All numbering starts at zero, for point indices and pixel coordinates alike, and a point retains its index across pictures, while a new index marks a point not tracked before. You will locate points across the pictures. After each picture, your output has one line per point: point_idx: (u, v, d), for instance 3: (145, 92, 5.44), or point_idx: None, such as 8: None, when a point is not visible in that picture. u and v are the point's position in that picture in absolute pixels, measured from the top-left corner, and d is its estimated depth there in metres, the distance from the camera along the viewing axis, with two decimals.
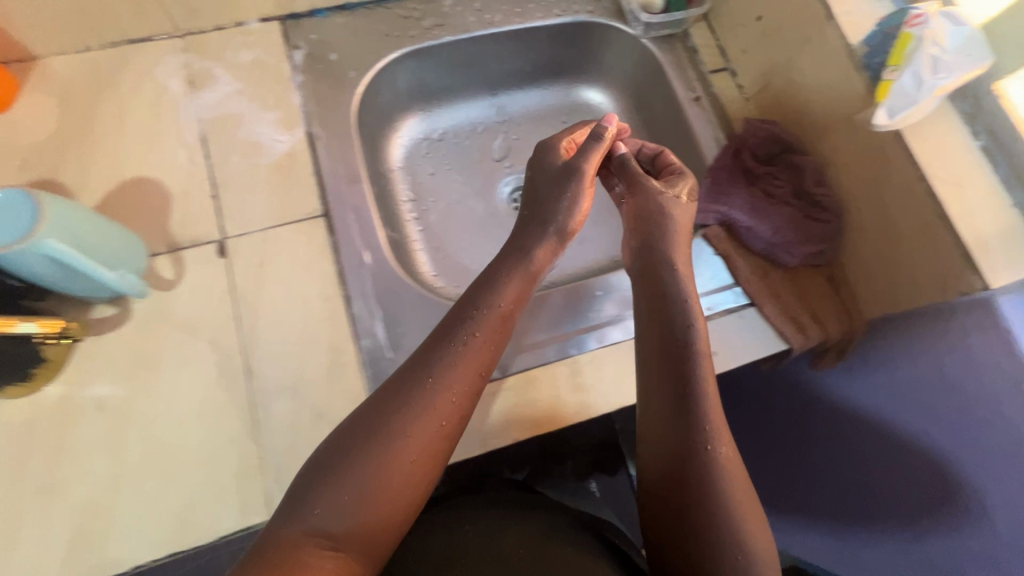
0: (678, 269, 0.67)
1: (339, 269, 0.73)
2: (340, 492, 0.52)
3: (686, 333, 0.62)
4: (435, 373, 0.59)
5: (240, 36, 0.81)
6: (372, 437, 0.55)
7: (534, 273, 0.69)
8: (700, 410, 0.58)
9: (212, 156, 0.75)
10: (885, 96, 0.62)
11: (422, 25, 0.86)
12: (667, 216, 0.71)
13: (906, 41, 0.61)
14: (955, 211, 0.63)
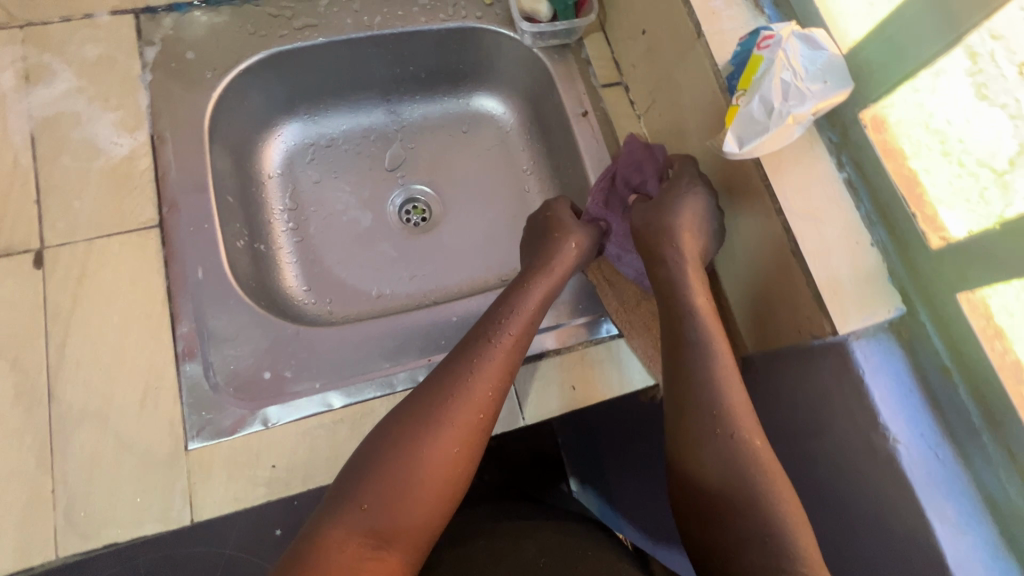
0: (684, 269, 0.67)
1: (169, 285, 0.67)
2: (379, 484, 0.54)
3: (699, 332, 0.64)
4: (472, 362, 0.61)
5: (88, 29, 0.75)
6: (413, 428, 0.57)
7: (557, 276, 0.72)
8: (720, 404, 0.59)
9: (40, 158, 0.70)
10: (733, 123, 0.58)
11: (293, 24, 0.81)
12: (683, 207, 0.68)
13: (756, 65, 0.57)
14: (809, 248, 0.59)
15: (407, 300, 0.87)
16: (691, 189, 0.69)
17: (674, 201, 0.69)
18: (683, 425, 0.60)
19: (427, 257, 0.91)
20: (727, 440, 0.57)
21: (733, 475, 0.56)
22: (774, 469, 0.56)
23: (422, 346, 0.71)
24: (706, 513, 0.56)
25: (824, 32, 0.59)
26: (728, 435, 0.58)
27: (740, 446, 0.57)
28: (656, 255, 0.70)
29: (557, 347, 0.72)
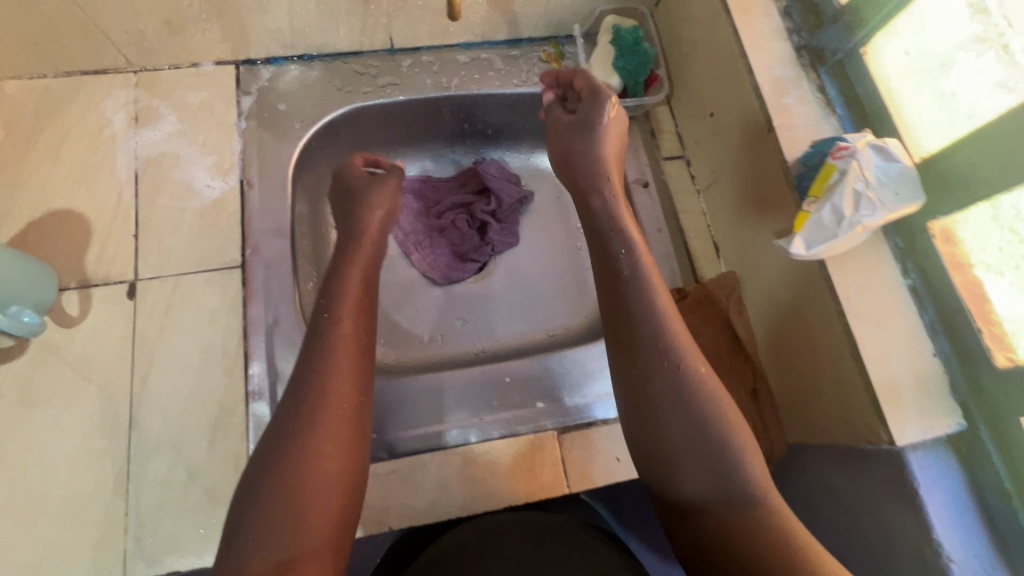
0: (615, 198, 0.71)
1: (244, 325, 0.72)
2: (267, 507, 0.49)
3: (633, 268, 0.64)
4: (319, 362, 0.57)
5: (193, 77, 0.82)
6: (289, 440, 0.52)
7: (366, 256, 0.70)
8: (667, 353, 0.59)
9: (141, 195, 0.75)
10: (802, 228, 0.59)
11: (377, 82, 0.86)
12: (599, 127, 0.73)
13: (829, 174, 0.58)
14: (870, 353, 0.60)
15: (458, 349, 0.90)
16: (603, 104, 0.73)
17: (598, 119, 0.73)
18: (638, 389, 0.59)
19: (478, 306, 0.94)
20: (677, 372, 0.58)
21: (699, 437, 0.55)
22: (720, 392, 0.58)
23: (473, 406, 0.73)
24: (694, 484, 0.55)
25: (896, 142, 0.61)
26: (679, 392, 0.57)
27: (690, 389, 0.57)
28: (581, 186, 0.73)
29: (602, 418, 0.73)
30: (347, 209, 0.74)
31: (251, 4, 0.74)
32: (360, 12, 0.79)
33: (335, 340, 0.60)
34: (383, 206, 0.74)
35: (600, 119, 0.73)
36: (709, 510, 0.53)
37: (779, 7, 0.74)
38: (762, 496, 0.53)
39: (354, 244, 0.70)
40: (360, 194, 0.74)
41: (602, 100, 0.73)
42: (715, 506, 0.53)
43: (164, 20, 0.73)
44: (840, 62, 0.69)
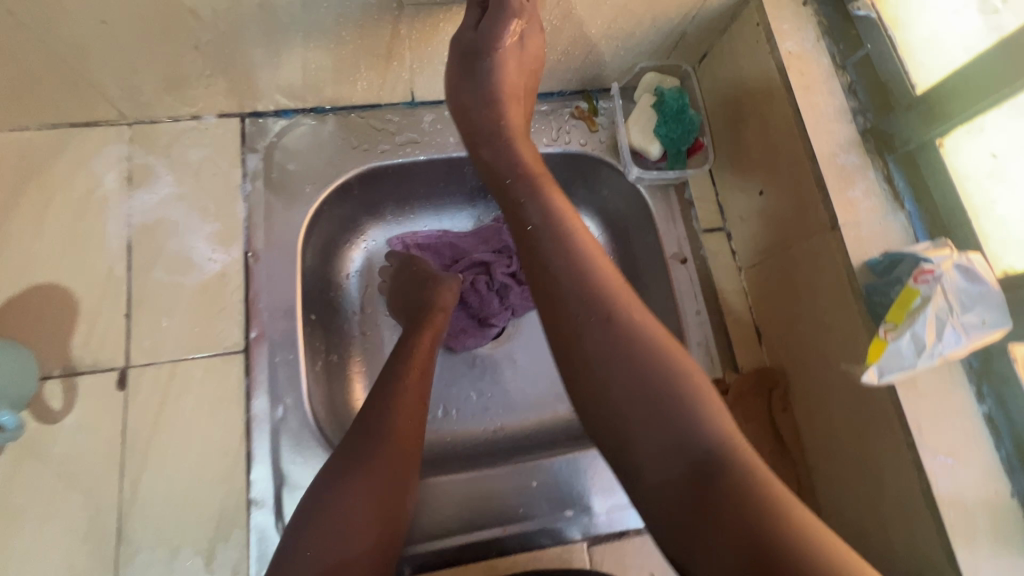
0: (512, 140, 0.67)
1: (248, 420, 0.65)
2: (322, 532, 0.51)
3: (541, 216, 0.59)
4: (386, 402, 0.61)
5: (194, 131, 0.74)
6: (348, 471, 0.55)
7: (434, 326, 0.72)
8: (600, 302, 0.53)
9: (134, 268, 0.68)
10: (877, 356, 0.54)
11: (396, 139, 0.79)
12: (498, 50, 0.65)
13: (910, 298, 0.53)
14: (942, 492, 0.54)
15: (474, 426, 0.83)
16: (501, 20, 0.63)
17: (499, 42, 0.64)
18: (574, 347, 0.52)
19: (494, 377, 0.87)
20: (611, 327, 0.52)
21: (648, 395, 0.49)
22: (659, 346, 0.51)
23: (496, 513, 0.67)
24: (653, 446, 0.48)
25: (980, 258, 0.55)
26: (615, 346, 0.51)
27: (632, 342, 0.51)
28: (473, 135, 0.69)
29: (636, 529, 0.68)
30: (421, 287, 0.77)
31: (261, 61, 0.66)
32: (381, 68, 0.71)
33: (403, 387, 0.63)
34: (452, 291, 0.78)
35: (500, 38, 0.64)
36: (669, 479, 0.46)
37: (843, 83, 0.67)
38: (733, 458, 0.46)
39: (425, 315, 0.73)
40: (438, 276, 0.78)
41: (503, 11, 0.62)
42: (675, 471, 0.46)
43: (163, 77, 0.66)
44: (912, 152, 0.63)
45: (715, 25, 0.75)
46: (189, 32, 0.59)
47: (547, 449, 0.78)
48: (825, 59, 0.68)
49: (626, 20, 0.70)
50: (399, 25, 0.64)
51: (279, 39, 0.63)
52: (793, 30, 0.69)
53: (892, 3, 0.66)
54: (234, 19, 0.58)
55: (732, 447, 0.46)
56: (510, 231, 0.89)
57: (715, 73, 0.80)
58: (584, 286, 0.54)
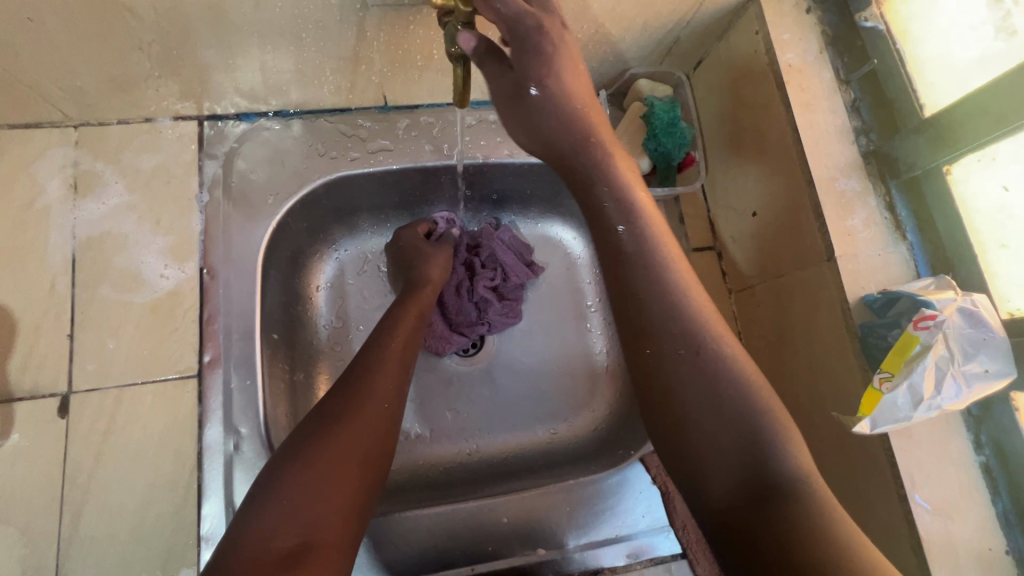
0: (603, 153, 0.55)
1: (200, 450, 0.61)
2: (298, 479, 0.48)
3: (637, 239, 0.51)
4: (370, 364, 0.59)
5: (147, 135, 0.69)
6: (328, 423, 0.52)
7: (422, 301, 0.70)
8: (685, 330, 0.48)
9: (79, 285, 0.64)
10: (870, 407, 0.52)
11: (367, 146, 0.74)
12: (547, 68, 0.52)
13: (908, 347, 0.50)
14: (935, 548, 0.51)
15: (448, 450, 0.78)
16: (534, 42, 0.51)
17: (545, 56, 0.52)
18: (645, 368, 0.49)
19: (472, 395, 0.81)
20: (697, 357, 0.47)
21: (720, 420, 0.45)
22: (741, 374, 0.46)
23: (465, 549, 0.65)
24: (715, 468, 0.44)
25: (984, 297, 0.52)
26: (696, 373, 0.46)
27: (714, 364, 0.46)
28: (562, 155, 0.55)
29: (610, 568, 0.65)
30: (409, 262, 0.75)
31: (215, 63, 0.61)
32: (348, 71, 0.66)
33: (386, 350, 0.62)
34: (442, 264, 0.76)
35: (546, 50, 0.51)
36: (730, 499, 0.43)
37: (846, 99, 0.63)
38: (807, 490, 0.42)
39: (412, 290, 0.71)
40: (424, 251, 0.76)
41: (542, 28, 0.50)
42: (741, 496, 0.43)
43: (106, 78, 0.60)
44: (916, 178, 0.59)
45: (711, 30, 0.70)
46: (128, 31, 0.53)
47: (523, 479, 0.75)
48: (827, 72, 0.64)
49: (614, 25, 0.64)
50: (364, 26, 0.58)
51: (232, 39, 0.57)
52: (794, 41, 0.64)
53: (902, 15, 0.61)
54: (177, 17, 0.53)
55: (808, 478, 0.42)
56: (496, 244, 0.81)
57: (710, 84, 0.75)
58: (668, 300, 0.49)
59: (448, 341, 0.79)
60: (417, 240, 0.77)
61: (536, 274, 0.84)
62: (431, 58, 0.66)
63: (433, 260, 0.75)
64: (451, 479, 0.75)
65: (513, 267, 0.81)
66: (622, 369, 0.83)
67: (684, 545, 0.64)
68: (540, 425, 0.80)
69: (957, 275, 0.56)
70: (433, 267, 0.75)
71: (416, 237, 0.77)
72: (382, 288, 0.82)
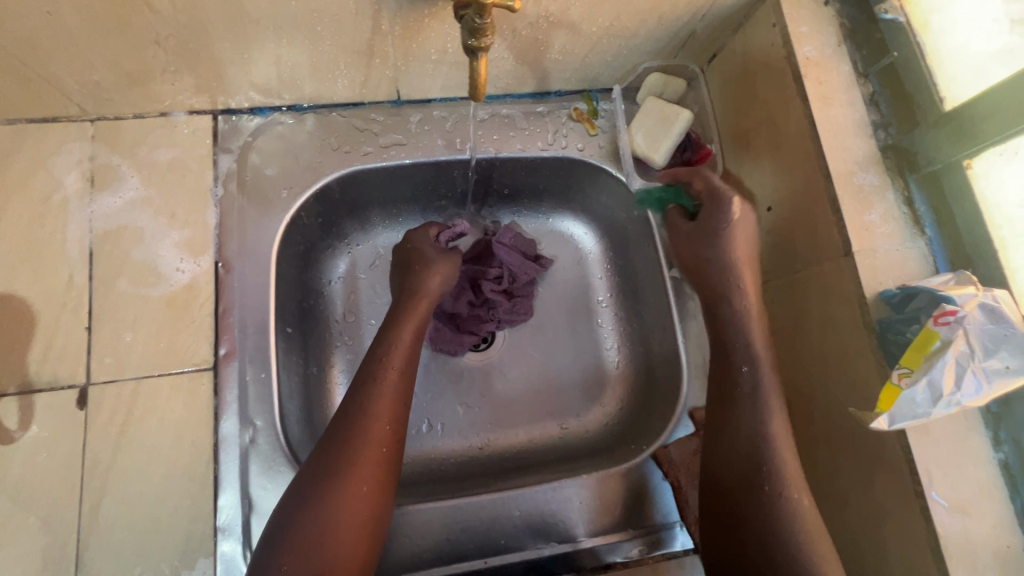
0: (746, 300, 0.64)
1: (216, 441, 0.62)
2: (296, 545, 0.50)
3: (755, 384, 0.61)
4: (364, 405, 0.58)
5: (163, 130, 0.69)
6: (322, 481, 0.53)
7: (415, 317, 0.67)
8: (753, 451, 0.58)
9: (97, 278, 0.64)
10: (889, 403, 0.51)
11: (380, 141, 0.74)
12: (719, 231, 0.66)
13: (926, 344, 0.50)
14: (952, 545, 0.50)
15: (458, 443, 0.78)
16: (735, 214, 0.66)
17: (720, 220, 0.66)
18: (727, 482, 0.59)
19: (483, 390, 0.81)
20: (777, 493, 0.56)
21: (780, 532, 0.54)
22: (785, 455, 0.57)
23: (478, 542, 0.65)
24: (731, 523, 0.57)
25: (1005, 292, 0.52)
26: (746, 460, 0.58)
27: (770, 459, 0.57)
28: (714, 292, 0.66)
29: (622, 562, 0.65)
30: (409, 268, 0.72)
31: (230, 56, 0.61)
32: (362, 65, 0.65)
33: (380, 385, 0.60)
34: (442, 274, 0.72)
35: (722, 220, 0.66)
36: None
37: (865, 93, 0.62)
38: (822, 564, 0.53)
39: (404, 305, 0.68)
40: (425, 256, 0.72)
41: (721, 201, 0.66)
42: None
43: (123, 72, 0.60)
44: (936, 173, 0.58)
45: (728, 23, 0.69)
46: (146, 25, 0.54)
47: (535, 472, 0.74)
48: (846, 65, 0.63)
49: (629, 18, 0.64)
50: (380, 19, 0.58)
51: (247, 33, 0.57)
52: (812, 33, 0.63)
53: (923, 7, 0.60)
54: (195, 12, 0.53)
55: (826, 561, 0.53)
56: (502, 243, 0.80)
57: (725, 76, 0.74)
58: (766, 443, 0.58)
59: (459, 343, 0.80)
60: (422, 243, 0.74)
61: (544, 268, 0.83)
62: (444, 51, 0.65)
63: (429, 270, 0.71)
64: (463, 472, 0.76)
65: (521, 267, 0.80)
66: (634, 364, 0.82)
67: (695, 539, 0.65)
68: (550, 421, 0.80)
69: (978, 270, 0.55)
70: (433, 280, 0.70)
71: (424, 241, 0.74)
72: (383, 286, 0.82)
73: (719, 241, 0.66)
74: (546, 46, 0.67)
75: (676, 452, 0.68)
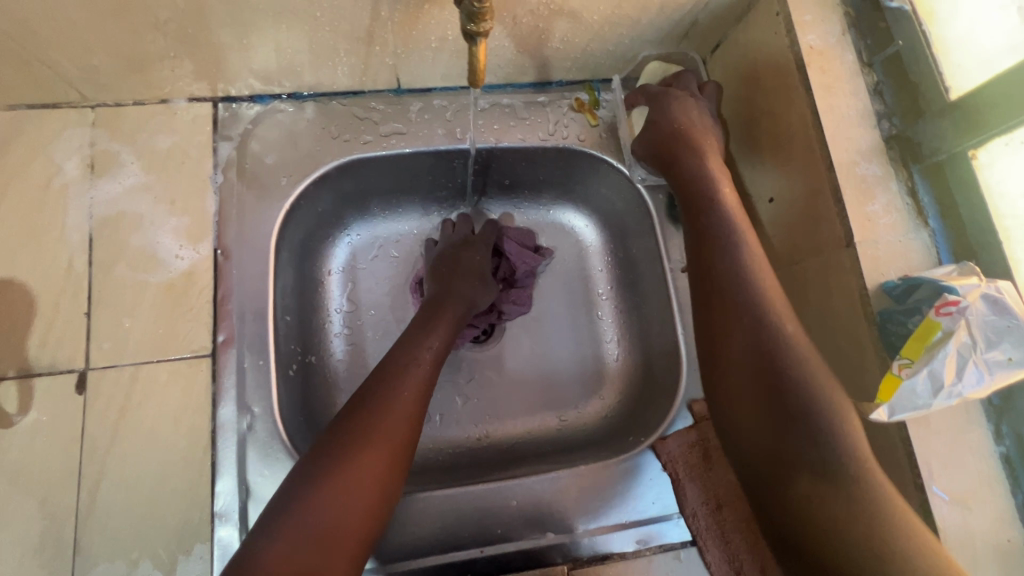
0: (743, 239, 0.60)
1: (213, 429, 0.62)
2: (310, 505, 0.49)
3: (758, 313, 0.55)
4: (396, 382, 0.58)
5: (162, 117, 0.69)
6: (344, 449, 0.52)
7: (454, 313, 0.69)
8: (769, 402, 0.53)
9: (96, 264, 0.64)
10: (888, 394, 0.51)
11: (380, 129, 0.73)
12: (675, 107, 0.69)
13: (927, 335, 0.50)
14: (950, 538, 0.50)
15: (458, 434, 0.78)
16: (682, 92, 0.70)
17: (676, 94, 0.69)
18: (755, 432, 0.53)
19: (481, 381, 0.81)
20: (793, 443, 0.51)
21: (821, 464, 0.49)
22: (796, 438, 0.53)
23: (475, 530, 0.65)
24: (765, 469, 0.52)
25: (1009, 284, 0.51)
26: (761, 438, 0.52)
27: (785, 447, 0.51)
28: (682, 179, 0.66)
29: (619, 553, 0.65)
30: (455, 266, 0.75)
31: (229, 43, 0.60)
32: (362, 52, 0.65)
33: (413, 372, 0.60)
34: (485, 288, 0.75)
35: (675, 91, 0.69)
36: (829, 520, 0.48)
37: (869, 82, 0.62)
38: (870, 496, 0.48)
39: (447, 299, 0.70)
40: (478, 265, 0.76)
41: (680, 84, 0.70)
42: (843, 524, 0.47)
43: (123, 57, 0.60)
44: (940, 164, 0.57)
45: (731, 12, 0.68)
46: (144, 9, 0.53)
47: (533, 463, 0.74)
48: (850, 54, 0.62)
49: (631, 6, 0.63)
50: (379, 6, 0.57)
51: (246, 18, 0.57)
52: (816, 22, 0.62)
53: None
54: None
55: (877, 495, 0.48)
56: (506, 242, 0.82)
57: (728, 66, 0.74)
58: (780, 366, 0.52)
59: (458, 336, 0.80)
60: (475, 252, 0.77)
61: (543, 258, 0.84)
62: (444, 39, 0.65)
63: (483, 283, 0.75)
64: (460, 463, 0.75)
65: (521, 256, 0.81)
66: (634, 358, 0.82)
67: (693, 531, 0.65)
68: (548, 414, 0.80)
69: (981, 262, 0.55)
70: (482, 291, 0.74)
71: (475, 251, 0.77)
72: (381, 278, 0.82)
73: (674, 107, 0.69)
74: (547, 35, 0.66)
75: (675, 443, 0.68)
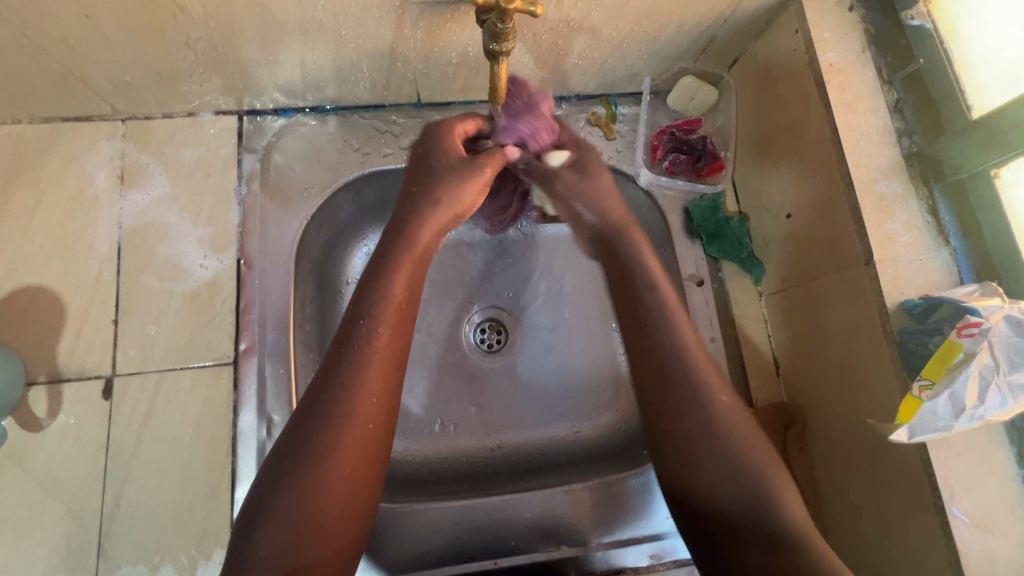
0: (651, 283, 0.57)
1: (233, 437, 0.63)
2: (278, 536, 0.43)
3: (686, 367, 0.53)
4: (347, 378, 0.48)
5: (190, 130, 0.71)
6: (301, 463, 0.45)
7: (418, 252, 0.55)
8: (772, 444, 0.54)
9: (123, 273, 0.66)
10: (908, 415, 0.51)
11: (400, 142, 0.74)
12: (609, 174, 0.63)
13: (948, 356, 0.50)
14: (972, 561, 0.49)
15: (471, 443, 0.78)
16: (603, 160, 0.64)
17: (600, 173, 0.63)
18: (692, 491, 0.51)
19: (496, 389, 0.81)
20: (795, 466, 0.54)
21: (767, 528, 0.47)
22: None
23: (490, 540, 0.65)
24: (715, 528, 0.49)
25: None
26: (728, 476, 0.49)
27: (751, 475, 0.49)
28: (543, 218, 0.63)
29: (633, 567, 0.65)
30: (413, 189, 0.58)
31: (256, 58, 0.62)
32: (384, 68, 0.66)
33: (368, 352, 0.50)
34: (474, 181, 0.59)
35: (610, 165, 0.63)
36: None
37: (888, 100, 0.62)
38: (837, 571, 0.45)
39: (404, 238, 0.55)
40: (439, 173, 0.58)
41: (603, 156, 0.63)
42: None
43: (153, 73, 0.62)
44: (963, 182, 0.57)
45: (749, 29, 0.69)
46: (176, 27, 0.55)
47: (545, 476, 0.75)
48: (870, 72, 0.62)
49: (650, 22, 0.64)
50: (402, 23, 0.59)
51: (273, 35, 0.59)
52: (836, 39, 0.62)
53: (951, 13, 0.59)
54: (222, 13, 0.54)
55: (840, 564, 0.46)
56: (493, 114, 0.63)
57: (747, 81, 0.74)
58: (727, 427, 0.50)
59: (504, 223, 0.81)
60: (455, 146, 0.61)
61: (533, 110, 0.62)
62: (465, 55, 0.66)
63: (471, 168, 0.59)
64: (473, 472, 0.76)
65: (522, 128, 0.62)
66: None
67: None
68: (562, 425, 0.80)
69: (1003, 282, 0.54)
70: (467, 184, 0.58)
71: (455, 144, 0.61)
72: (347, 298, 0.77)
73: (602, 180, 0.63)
74: (566, 50, 0.67)
75: None
